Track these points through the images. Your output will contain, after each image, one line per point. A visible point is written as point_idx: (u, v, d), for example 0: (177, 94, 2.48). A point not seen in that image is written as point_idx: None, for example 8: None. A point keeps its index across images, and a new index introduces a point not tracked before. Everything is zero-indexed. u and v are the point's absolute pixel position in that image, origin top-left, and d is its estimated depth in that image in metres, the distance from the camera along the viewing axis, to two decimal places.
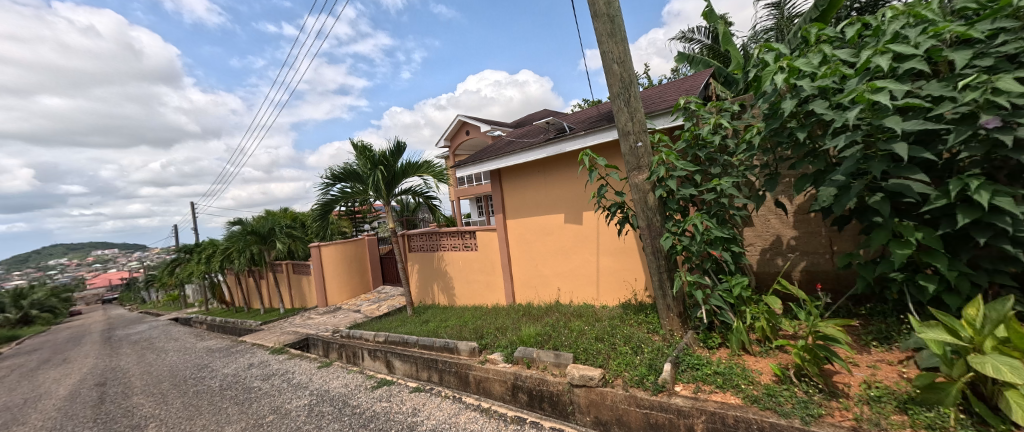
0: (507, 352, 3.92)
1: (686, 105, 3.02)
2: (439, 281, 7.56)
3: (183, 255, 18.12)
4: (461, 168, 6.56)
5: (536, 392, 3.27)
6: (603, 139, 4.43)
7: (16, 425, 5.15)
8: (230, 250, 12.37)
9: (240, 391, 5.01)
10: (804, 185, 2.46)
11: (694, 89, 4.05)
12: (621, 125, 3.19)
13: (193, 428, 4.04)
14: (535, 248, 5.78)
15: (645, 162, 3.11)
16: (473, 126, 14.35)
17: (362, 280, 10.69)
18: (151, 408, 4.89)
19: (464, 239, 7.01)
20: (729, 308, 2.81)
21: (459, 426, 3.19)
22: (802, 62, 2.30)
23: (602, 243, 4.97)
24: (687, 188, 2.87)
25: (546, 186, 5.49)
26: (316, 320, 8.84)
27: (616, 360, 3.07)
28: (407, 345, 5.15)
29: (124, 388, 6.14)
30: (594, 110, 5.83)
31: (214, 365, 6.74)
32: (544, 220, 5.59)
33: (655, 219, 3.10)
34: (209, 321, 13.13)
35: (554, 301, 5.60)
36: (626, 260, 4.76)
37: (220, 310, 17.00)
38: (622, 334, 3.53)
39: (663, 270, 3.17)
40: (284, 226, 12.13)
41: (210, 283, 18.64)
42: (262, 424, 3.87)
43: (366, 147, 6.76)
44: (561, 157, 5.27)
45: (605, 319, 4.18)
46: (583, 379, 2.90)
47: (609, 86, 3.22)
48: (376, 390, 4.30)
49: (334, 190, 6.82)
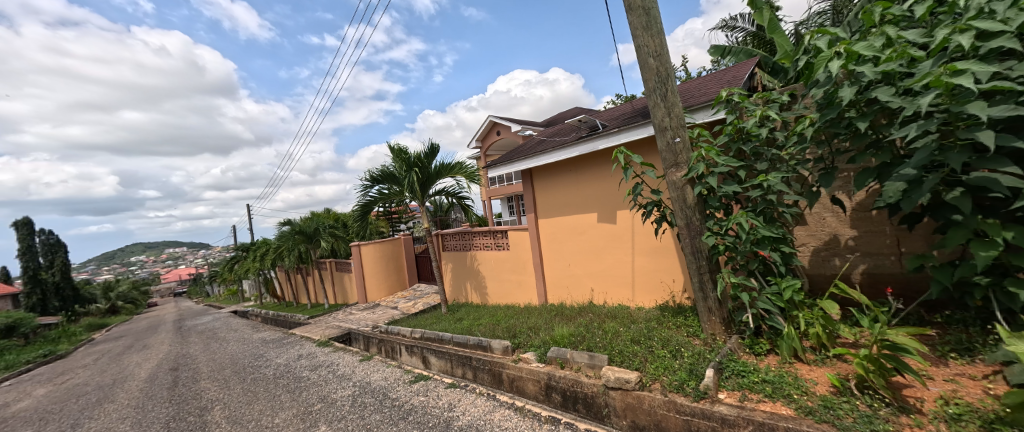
0: (540, 351, 3.90)
1: (729, 97, 2.86)
2: (473, 280, 7.66)
3: (240, 253, 19.60)
4: (493, 168, 6.61)
5: (570, 393, 3.23)
6: (638, 136, 4.28)
7: (106, 402, 5.79)
8: (280, 249, 13.23)
9: (290, 380, 5.33)
10: (866, 180, 2.26)
11: (737, 80, 3.82)
12: (657, 121, 3.08)
13: (251, 412, 4.35)
14: (568, 248, 5.71)
15: (683, 158, 2.97)
16: (504, 126, 14.43)
17: (399, 278, 11.05)
18: (215, 392, 5.32)
19: (496, 239, 7.05)
20: (779, 313, 2.64)
21: (495, 423, 3.21)
22: (863, 46, 2.11)
23: (638, 243, 4.82)
24: (730, 185, 2.72)
25: (578, 186, 5.41)
26: (357, 315, 9.25)
27: (653, 363, 2.96)
28: (442, 342, 5.26)
29: (191, 373, 6.73)
30: (628, 106, 5.66)
31: (267, 355, 7.22)
32: (576, 220, 5.52)
33: (694, 218, 2.97)
34: (262, 314, 14.12)
35: (587, 301, 5.51)
36: (663, 261, 4.59)
37: (272, 304, 18.24)
38: (659, 337, 3.41)
39: (704, 272, 3.02)
40: (327, 226, 12.79)
41: (263, 279, 20.04)
42: (311, 412, 4.09)
43: (402, 150, 6.96)
44: (593, 155, 5.17)
45: (641, 321, 4.05)
46: (619, 382, 2.83)
47: (644, 81, 3.11)
48: (414, 385, 4.42)
49: (372, 191, 7.09)
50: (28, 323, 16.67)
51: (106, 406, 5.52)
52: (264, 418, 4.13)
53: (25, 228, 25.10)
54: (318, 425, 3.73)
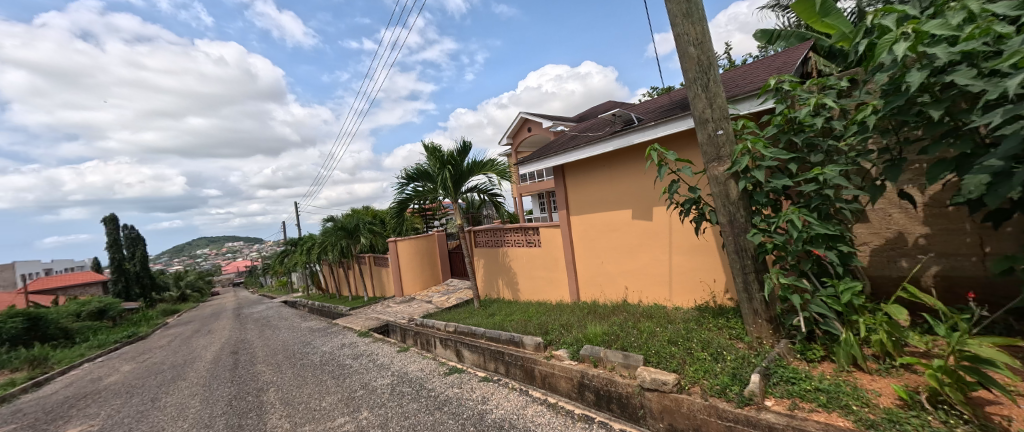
0: (572, 349, 3.86)
1: (778, 85, 2.66)
2: (504, 276, 7.70)
3: (288, 247, 20.91)
4: (524, 165, 6.58)
5: (604, 392, 3.17)
6: (676, 130, 4.10)
7: (179, 379, 6.41)
8: (324, 244, 13.97)
9: (335, 367, 5.62)
10: (941, 173, 2.04)
11: (787, 66, 3.57)
12: (698, 113, 2.93)
13: (300, 395, 4.64)
14: (601, 245, 5.61)
15: (726, 151, 2.81)
16: (535, 122, 14.31)
17: (433, 272, 11.33)
18: (268, 375, 5.72)
19: (528, 236, 7.04)
20: (835, 317, 2.45)
21: (528, 418, 3.21)
22: (936, 24, 1.90)
23: (675, 241, 4.64)
24: (780, 180, 2.54)
25: (612, 182, 5.28)
26: (394, 308, 9.59)
27: (692, 366, 2.85)
28: (475, 336, 5.34)
29: (248, 357, 7.28)
30: (666, 98, 5.43)
31: (313, 343, 7.66)
32: (610, 217, 5.40)
33: (738, 215, 2.80)
34: (309, 305, 14.99)
35: (621, 300, 5.39)
36: (703, 259, 4.39)
37: (317, 296, 19.33)
38: (699, 339, 3.27)
39: (749, 271, 2.86)
40: (365, 222, 13.31)
41: (309, 272, 21.27)
42: (354, 397, 4.30)
43: (435, 148, 7.09)
44: (628, 151, 5.02)
45: (679, 321, 3.90)
46: (655, 383, 2.74)
47: (684, 71, 2.98)
48: (449, 377, 4.52)
49: (408, 189, 7.29)
50: (115, 307, 18.81)
51: (178, 383, 6.10)
52: (312, 401, 4.39)
53: (110, 223, 28.03)
54: (361, 410, 3.90)
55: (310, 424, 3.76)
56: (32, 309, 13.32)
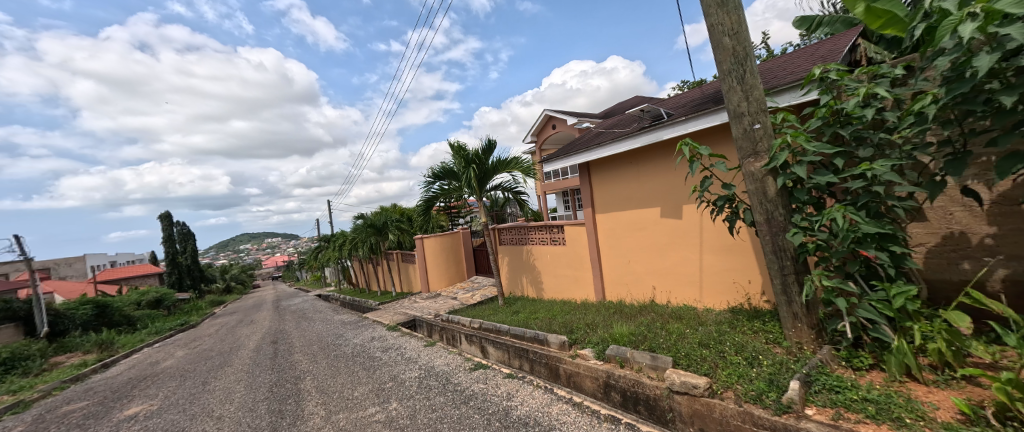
0: (598, 349, 3.81)
1: (823, 75, 2.49)
2: (529, 274, 7.69)
3: (322, 243, 21.80)
4: (549, 163, 6.53)
5: (631, 394, 3.11)
6: (708, 125, 3.95)
7: (224, 365, 6.83)
8: (354, 240, 14.45)
9: (365, 359, 5.81)
10: (1013, 167, 1.86)
11: (832, 55, 3.36)
12: (732, 106, 2.81)
13: (333, 384, 4.83)
14: (628, 244, 5.49)
15: (764, 146, 2.67)
16: (559, 119, 14.17)
17: (458, 269, 11.47)
18: (305, 364, 5.99)
19: (552, 234, 7.00)
20: (886, 323, 2.28)
21: (553, 416, 3.19)
22: (1009, 1, 1.72)
23: (707, 240, 4.47)
24: (824, 176, 2.39)
25: (639, 179, 5.16)
26: (420, 304, 9.80)
27: (725, 370, 2.73)
28: (500, 333, 5.37)
29: (286, 346, 7.65)
30: (697, 92, 5.22)
31: (345, 335, 7.96)
32: (637, 215, 5.27)
33: (777, 213, 2.66)
34: (341, 299, 15.58)
35: (649, 300, 5.26)
36: (737, 260, 4.21)
37: (348, 290, 20.05)
38: (732, 342, 3.13)
39: (788, 273, 2.71)
40: (393, 219, 13.67)
41: (340, 267, 22.10)
42: (384, 389, 4.42)
43: (461, 146, 7.16)
44: (657, 147, 4.88)
45: (710, 323, 3.76)
46: (685, 386, 2.65)
47: (718, 63, 2.86)
48: (474, 372, 4.57)
49: (434, 187, 7.41)
50: (170, 297, 20.32)
51: (224, 369, 6.50)
52: (344, 390, 4.56)
53: (164, 219, 30.18)
54: (390, 401, 4.02)
55: (343, 412, 3.90)
56: (99, 297, 14.59)
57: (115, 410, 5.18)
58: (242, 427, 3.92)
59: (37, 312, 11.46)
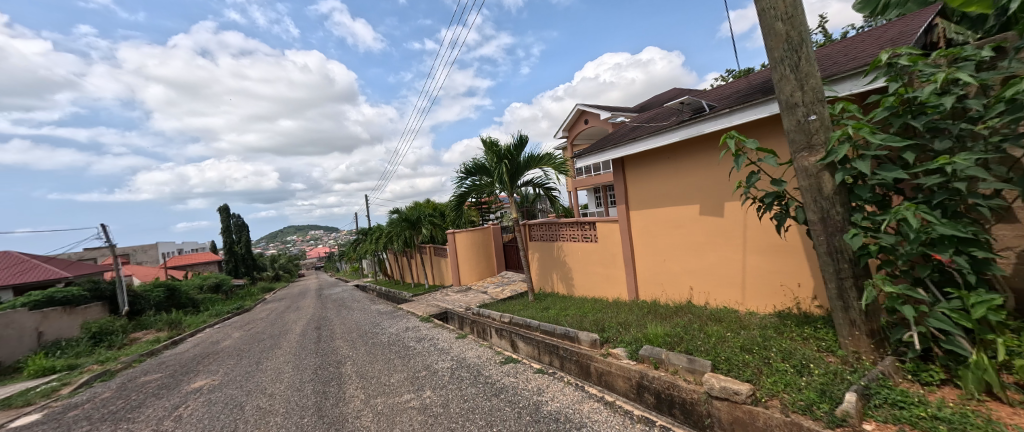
0: (631, 348, 3.72)
1: (892, 60, 2.26)
2: (560, 270, 7.64)
3: (359, 236, 22.77)
4: (582, 158, 6.42)
5: (666, 396, 3.01)
6: (755, 117, 3.71)
7: (274, 347, 7.33)
8: (390, 233, 14.96)
9: (400, 348, 6.02)
10: None
11: (902, 38, 3.05)
12: (784, 97, 2.63)
13: (371, 370, 5.04)
14: (664, 243, 5.30)
15: (820, 139, 2.47)
16: (592, 114, 13.86)
17: (489, 264, 11.58)
18: (346, 350, 6.30)
19: (584, 231, 6.90)
20: (964, 335, 2.05)
21: (585, 414, 3.15)
22: None
23: (751, 240, 4.22)
24: (891, 171, 2.17)
25: (677, 175, 4.96)
26: (452, 297, 10.00)
27: (770, 378, 2.58)
28: (530, 329, 5.38)
29: (328, 332, 8.09)
30: (743, 83, 4.92)
31: (382, 324, 8.28)
32: (674, 212, 5.07)
33: (834, 211, 2.46)
34: (377, 290, 16.22)
35: (685, 301, 5.06)
36: (785, 261, 3.95)
37: (384, 281, 20.86)
38: (778, 348, 2.95)
39: (845, 276, 2.50)
40: (426, 214, 14.03)
41: (377, 259, 22.99)
42: (418, 377, 4.57)
43: (493, 142, 7.19)
44: (696, 142, 4.67)
45: (754, 327, 3.56)
46: (725, 392, 2.53)
47: (770, 50, 2.67)
48: (504, 366, 4.61)
49: (466, 183, 7.50)
50: (227, 282, 22.07)
51: (274, 351, 6.97)
52: (381, 376, 4.75)
53: (222, 212, 32.69)
54: (424, 389, 4.13)
55: (381, 397, 4.07)
56: (168, 281, 16.07)
57: (183, 383, 5.71)
58: (290, 405, 4.18)
59: (120, 292, 12.81)
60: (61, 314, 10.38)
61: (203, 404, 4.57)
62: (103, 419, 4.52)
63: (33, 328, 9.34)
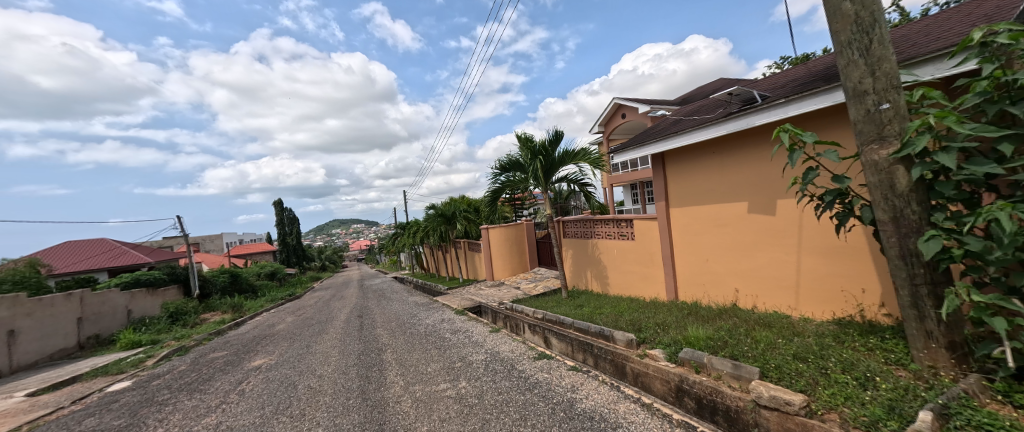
0: (670, 350, 3.58)
1: (986, 39, 1.99)
2: (594, 268, 7.51)
3: (398, 230, 23.64)
4: (620, 153, 6.24)
5: (708, 402, 2.88)
6: (814, 107, 3.41)
7: (321, 333, 7.79)
8: (426, 228, 15.38)
9: (436, 339, 6.19)
10: None
11: (998, 13, 2.69)
12: (851, 84, 2.39)
13: (410, 359, 5.22)
14: (707, 242, 5.04)
15: (894, 130, 2.22)
16: (629, 108, 13.41)
17: (522, 260, 11.60)
18: (386, 338, 6.58)
19: (620, 228, 6.72)
20: None
21: (620, 414, 3.07)
22: None
23: (807, 241, 3.91)
24: (982, 165, 1.92)
25: (723, 171, 4.70)
26: (486, 291, 10.12)
27: (828, 389, 2.38)
28: (564, 326, 5.34)
29: (369, 321, 8.48)
30: (801, 70, 4.54)
31: (419, 315, 8.55)
32: (719, 210, 4.81)
33: (909, 210, 2.21)
34: (414, 282, 16.76)
35: (730, 303, 4.80)
36: (846, 265, 3.62)
37: (421, 274, 21.55)
38: (838, 359, 2.72)
39: (920, 283, 2.26)
40: (461, 209, 14.28)
41: (414, 252, 23.77)
42: (454, 367, 4.67)
43: (528, 138, 7.15)
44: (746, 135, 4.38)
45: (809, 334, 3.31)
46: (775, 402, 2.38)
47: (835, 33, 2.45)
48: (538, 361, 4.61)
49: (501, 178, 7.53)
50: (280, 270, 23.77)
51: (322, 336, 7.41)
52: (419, 365, 4.90)
53: (276, 206, 35.16)
54: (460, 380, 4.22)
55: (419, 385, 4.21)
56: (230, 268, 17.56)
57: (245, 360, 6.22)
58: (337, 387, 4.43)
59: (192, 276, 14.14)
60: (146, 294, 11.66)
61: (262, 381, 4.96)
62: (180, 389, 5.03)
63: (124, 306, 10.52)
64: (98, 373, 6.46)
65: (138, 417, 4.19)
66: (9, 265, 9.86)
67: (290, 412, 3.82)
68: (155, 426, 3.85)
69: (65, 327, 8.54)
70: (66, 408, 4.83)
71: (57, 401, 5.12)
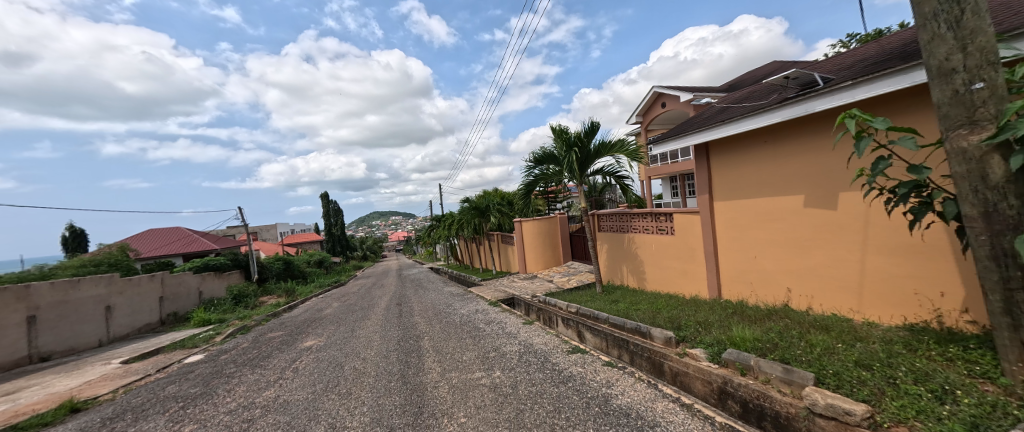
0: (712, 350, 3.42)
1: None
2: (630, 263, 7.31)
3: (433, 222, 24.28)
4: (660, 144, 5.98)
5: (754, 406, 2.71)
6: (887, 89, 3.07)
7: (364, 318, 8.19)
8: (461, 220, 15.64)
9: (471, 328, 6.31)
10: None
11: None
12: (936, 62, 2.12)
13: (446, 347, 5.35)
14: (755, 237, 4.74)
15: (988, 113, 1.94)
16: (670, 96, 12.80)
17: (556, 253, 11.51)
18: (423, 326, 6.80)
19: (659, 222, 6.49)
20: None
21: (658, 413, 2.98)
22: None
23: (872, 238, 3.56)
24: None
25: (776, 161, 4.38)
26: (519, 283, 10.16)
27: (896, 401, 2.16)
28: (598, 321, 5.25)
29: (408, 309, 8.81)
30: (872, 49, 4.09)
31: (454, 305, 8.76)
32: (771, 204, 4.50)
33: (1005, 205, 1.93)
34: (449, 273, 17.15)
35: (781, 303, 4.50)
36: (921, 265, 3.27)
37: (455, 265, 22.06)
38: (909, 368, 2.46)
39: (1016, 288, 1.97)
40: (495, 202, 14.40)
41: (449, 244, 24.34)
42: (488, 357, 4.75)
43: (562, 130, 7.04)
44: (804, 122, 4.04)
45: (873, 340, 3.02)
46: (832, 411, 2.20)
47: (917, 4, 2.18)
48: (572, 355, 4.57)
49: (534, 171, 7.48)
50: (327, 259, 25.23)
51: (365, 321, 7.79)
52: (454, 353, 5.02)
53: (322, 198, 37.27)
54: (494, 370, 4.28)
55: (455, 372, 4.31)
56: (283, 255, 18.86)
57: (298, 341, 6.69)
58: (380, 369, 4.64)
59: (251, 262, 15.35)
60: (214, 278, 12.84)
61: (313, 360, 5.31)
62: (243, 364, 5.50)
63: (196, 288, 11.63)
64: (176, 346, 7.21)
65: (210, 386, 4.63)
66: (104, 249, 11.18)
67: (338, 391, 4.06)
68: (224, 395, 4.23)
69: (149, 304, 9.58)
70: (152, 375, 5.42)
71: (145, 369, 5.77)
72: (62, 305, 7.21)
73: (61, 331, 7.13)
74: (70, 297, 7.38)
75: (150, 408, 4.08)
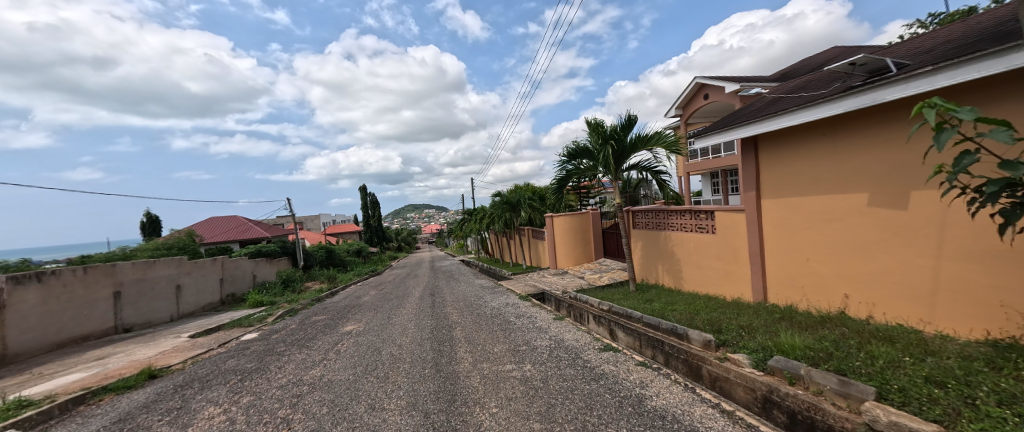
0: (756, 357, 3.24)
1: None
2: (666, 262, 7.06)
3: (465, 216, 24.63)
4: (703, 138, 5.69)
5: (804, 418, 2.54)
6: (976, 74, 2.73)
7: (399, 307, 8.48)
8: (493, 214, 15.73)
9: (502, 321, 6.37)
10: None
11: None
12: None
13: (477, 338, 5.44)
14: (809, 238, 4.41)
15: None
16: (714, 87, 12.10)
17: (587, 250, 11.34)
18: (455, 317, 6.95)
19: (699, 221, 6.21)
20: None
21: (696, 417, 2.87)
22: None
23: (949, 242, 3.21)
24: None
25: (836, 157, 4.04)
26: (550, 279, 10.11)
27: (975, 423, 1.94)
28: (632, 320, 5.13)
29: (441, 300, 9.01)
30: (956, 30, 3.66)
31: (486, 298, 8.84)
32: (829, 203, 4.16)
33: None
34: (480, 267, 17.36)
35: (836, 310, 4.17)
36: (1007, 273, 2.91)
37: (487, 259, 22.32)
38: (991, 389, 2.20)
39: None
40: (527, 197, 14.33)
41: (480, 238, 24.62)
42: (519, 350, 4.77)
43: (598, 123, 6.86)
44: (870, 114, 3.69)
45: (949, 356, 2.72)
46: (896, 429, 2.02)
47: None
48: (603, 353, 4.48)
49: (568, 165, 7.37)
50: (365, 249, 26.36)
51: (400, 310, 8.06)
52: (485, 345, 5.09)
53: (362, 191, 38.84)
54: (524, 363, 4.30)
55: (487, 363, 4.38)
56: (326, 244, 19.90)
57: (339, 325, 7.04)
58: (414, 356, 4.80)
59: (298, 250, 16.33)
60: (265, 263, 13.79)
61: (354, 344, 5.59)
62: (292, 344, 5.88)
63: (250, 272, 12.57)
64: (234, 324, 7.83)
65: (264, 362, 5.00)
66: (174, 234, 12.32)
67: (375, 373, 4.25)
68: (275, 372, 4.56)
69: (212, 285, 10.47)
70: (214, 350, 5.93)
71: (208, 343, 6.33)
72: (141, 282, 8.03)
73: (140, 306, 7.95)
74: (147, 276, 8.21)
75: (214, 379, 4.47)
